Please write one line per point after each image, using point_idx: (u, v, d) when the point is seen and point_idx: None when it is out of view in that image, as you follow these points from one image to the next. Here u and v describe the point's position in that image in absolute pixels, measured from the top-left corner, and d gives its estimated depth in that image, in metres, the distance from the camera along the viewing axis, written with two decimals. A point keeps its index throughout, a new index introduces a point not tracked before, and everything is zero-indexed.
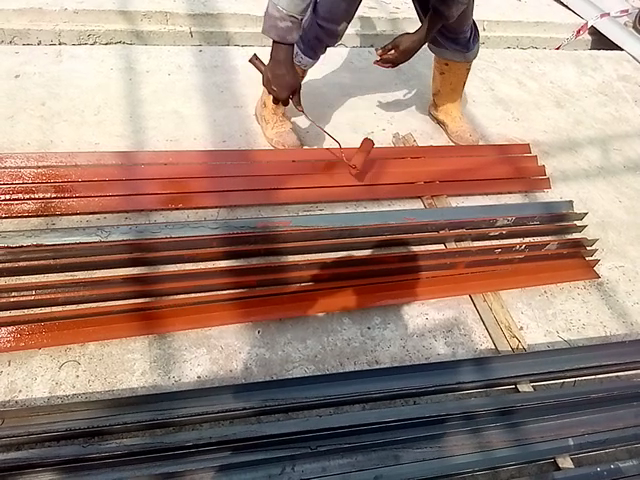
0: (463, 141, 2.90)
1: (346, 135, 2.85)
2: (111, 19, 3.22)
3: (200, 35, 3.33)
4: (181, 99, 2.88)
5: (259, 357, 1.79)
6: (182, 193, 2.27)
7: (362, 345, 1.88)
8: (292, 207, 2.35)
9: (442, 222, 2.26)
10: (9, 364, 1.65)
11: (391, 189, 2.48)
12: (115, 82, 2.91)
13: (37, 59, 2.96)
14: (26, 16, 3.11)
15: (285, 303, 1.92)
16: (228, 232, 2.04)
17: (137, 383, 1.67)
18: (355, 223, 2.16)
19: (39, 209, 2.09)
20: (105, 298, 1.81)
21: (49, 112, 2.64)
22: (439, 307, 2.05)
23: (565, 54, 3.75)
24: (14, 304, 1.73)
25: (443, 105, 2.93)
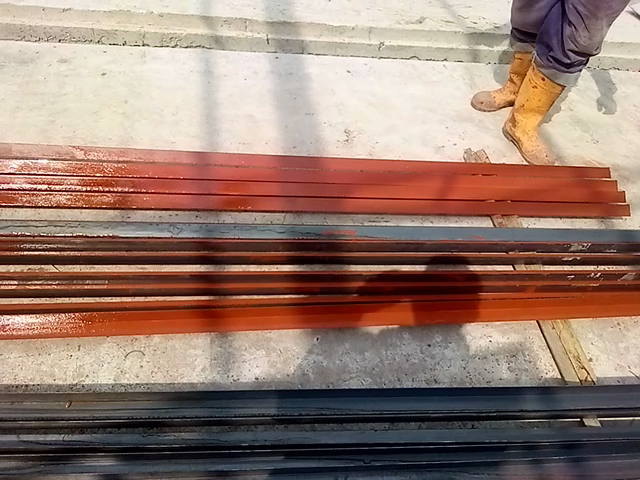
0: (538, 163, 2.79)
1: (416, 147, 2.82)
2: (193, 24, 3.33)
3: (276, 42, 3.37)
4: (255, 104, 2.94)
5: (317, 364, 1.79)
6: (251, 196, 2.30)
7: (421, 362, 1.84)
8: (358, 216, 2.35)
9: (513, 243, 2.17)
10: (78, 349, 1.72)
11: (459, 206, 2.43)
12: (193, 84, 3.01)
13: (123, 59, 3.12)
14: (115, 17, 3.26)
15: (345, 311, 1.90)
16: (294, 237, 2.04)
17: (197, 379, 1.70)
18: (421, 237, 2.11)
19: (116, 201, 2.18)
20: (172, 293, 1.86)
21: (131, 110, 2.75)
22: (503, 330, 1.98)
23: None
24: (87, 292, 1.80)
25: (522, 122, 2.83)
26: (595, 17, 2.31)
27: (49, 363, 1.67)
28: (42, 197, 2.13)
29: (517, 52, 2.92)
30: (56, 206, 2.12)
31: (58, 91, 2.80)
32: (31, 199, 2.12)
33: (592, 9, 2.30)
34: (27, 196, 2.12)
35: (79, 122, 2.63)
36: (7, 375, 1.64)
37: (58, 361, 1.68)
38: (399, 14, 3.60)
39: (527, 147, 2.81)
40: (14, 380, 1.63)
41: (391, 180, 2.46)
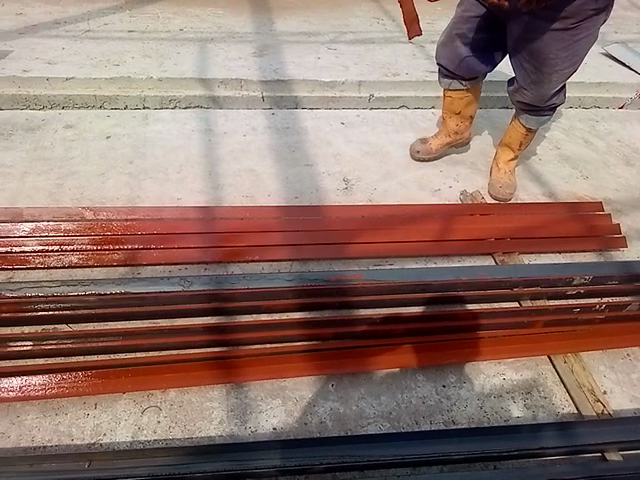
0: (500, 195, 2.82)
1: (414, 192, 2.89)
2: (191, 85, 3.46)
3: (271, 99, 3.51)
4: (255, 159, 3.03)
5: (334, 410, 1.78)
6: (257, 247, 2.34)
7: (438, 404, 1.84)
8: (363, 260, 2.38)
9: (516, 279, 2.18)
10: (95, 406, 1.72)
11: (460, 246, 2.46)
12: (196, 142, 3.11)
13: (127, 122, 3.24)
14: (116, 83, 3.39)
15: (358, 356, 1.91)
16: (302, 284, 2.06)
17: (215, 432, 1.69)
18: (428, 277, 2.13)
19: (126, 258, 2.22)
20: (186, 346, 1.87)
21: (137, 170, 2.83)
22: (516, 367, 2.00)
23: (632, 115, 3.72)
24: (102, 349, 1.82)
25: (499, 156, 2.89)
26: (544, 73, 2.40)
27: (66, 422, 1.67)
28: (54, 257, 2.17)
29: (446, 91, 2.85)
30: (69, 266, 2.16)
31: (64, 156, 2.89)
32: (44, 260, 2.16)
33: (541, 66, 2.38)
34: (39, 258, 2.16)
35: (86, 184, 2.70)
36: (25, 437, 1.63)
37: (75, 420, 1.68)
38: (384, 67, 3.77)
39: (497, 180, 2.85)
40: (32, 441, 1.62)
41: (392, 224, 2.51)
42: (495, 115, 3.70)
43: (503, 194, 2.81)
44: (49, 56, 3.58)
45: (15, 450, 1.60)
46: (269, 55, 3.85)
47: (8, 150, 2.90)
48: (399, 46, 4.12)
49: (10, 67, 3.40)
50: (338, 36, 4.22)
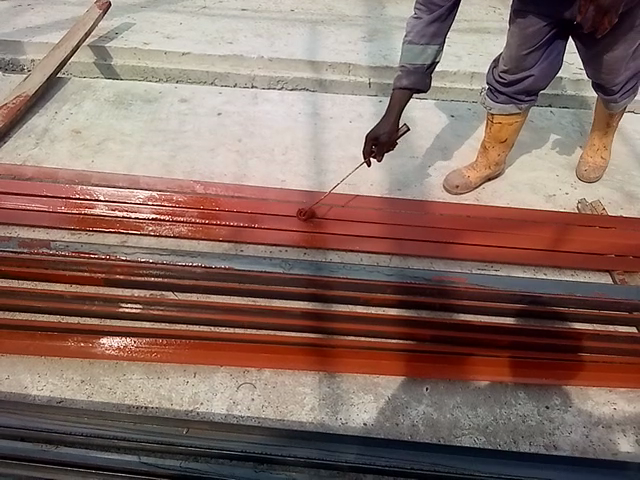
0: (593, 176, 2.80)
1: (525, 195, 2.73)
2: (299, 67, 3.46)
3: (378, 86, 3.43)
4: (360, 146, 2.98)
5: (427, 415, 1.72)
6: (357, 238, 2.31)
7: (539, 425, 1.72)
8: (466, 263, 2.28)
9: (637, 302, 2.02)
10: (194, 375, 1.77)
11: (574, 259, 2.29)
12: (302, 125, 3.11)
13: (236, 100, 3.29)
14: (229, 61, 3.46)
15: (456, 362, 1.84)
16: (402, 280, 2.03)
17: (306, 418, 1.68)
18: (537, 289, 2.03)
19: (231, 234, 2.26)
20: (284, 329, 1.88)
21: (244, 148, 2.88)
22: (629, 398, 1.82)
23: None
24: (204, 321, 1.87)
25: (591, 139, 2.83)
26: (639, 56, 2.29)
27: (167, 386, 1.73)
28: (166, 227, 2.26)
29: (495, 116, 2.56)
30: (177, 236, 2.23)
31: (178, 128, 2.99)
32: (156, 228, 2.25)
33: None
34: (152, 225, 2.25)
35: (197, 158, 2.78)
36: (129, 396, 1.70)
37: (175, 386, 1.73)
38: None
39: (585, 160, 2.84)
40: (135, 401, 1.69)
41: (499, 227, 2.39)
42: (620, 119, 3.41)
43: (600, 173, 2.81)
44: (167, 30, 3.70)
45: (119, 407, 1.67)
46: (379, 40, 3.76)
47: (128, 119, 3.04)
48: None
49: (133, 39, 3.55)
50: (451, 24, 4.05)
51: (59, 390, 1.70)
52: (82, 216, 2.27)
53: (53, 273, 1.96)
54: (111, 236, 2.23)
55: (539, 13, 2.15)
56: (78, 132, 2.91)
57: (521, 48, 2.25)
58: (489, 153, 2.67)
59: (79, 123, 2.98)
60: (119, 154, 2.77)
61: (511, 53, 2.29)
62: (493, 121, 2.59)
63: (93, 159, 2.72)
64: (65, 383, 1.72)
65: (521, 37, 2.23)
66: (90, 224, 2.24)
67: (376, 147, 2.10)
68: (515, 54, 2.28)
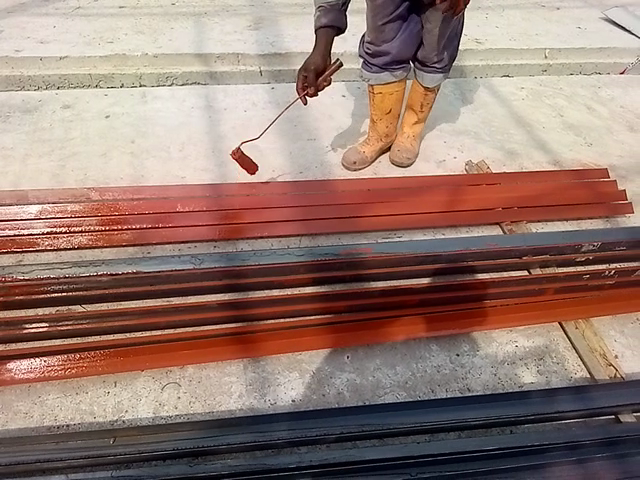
0: (399, 158, 2.80)
1: (420, 163, 2.88)
2: (187, 62, 3.40)
3: (269, 73, 3.45)
4: (258, 134, 3.00)
5: (350, 381, 1.80)
6: (265, 224, 2.34)
7: (453, 372, 1.86)
8: (372, 234, 2.38)
9: (525, 248, 2.19)
10: (115, 384, 1.73)
11: (469, 216, 2.46)
12: (198, 120, 3.07)
13: (125, 100, 3.20)
14: (111, 61, 3.33)
15: (373, 327, 1.93)
16: (313, 259, 2.06)
17: (235, 406, 1.71)
18: (438, 249, 2.13)
19: (136, 238, 2.21)
20: (203, 323, 1.88)
21: (139, 149, 2.81)
22: (528, 334, 2.01)
23: (630, 82, 3.79)
24: (118, 329, 1.83)
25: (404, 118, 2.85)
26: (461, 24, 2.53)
27: (87, 401, 1.68)
28: (63, 239, 2.17)
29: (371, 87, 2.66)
30: (78, 247, 2.16)
31: (65, 137, 2.86)
32: (53, 243, 2.16)
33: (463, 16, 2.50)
34: (49, 240, 2.16)
35: (89, 164, 2.68)
36: (47, 416, 1.64)
37: (96, 398, 1.69)
38: None
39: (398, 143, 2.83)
40: (55, 420, 1.64)
41: (397, 196, 2.51)
42: (496, 83, 3.66)
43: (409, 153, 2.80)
44: (39, 35, 3.50)
45: (39, 429, 1.61)
46: (265, 27, 3.77)
47: (7, 133, 2.86)
48: None
49: (2, 47, 3.32)
50: None
51: None
52: None
53: None
54: (6, 257, 2.12)
55: None
56: None
57: (377, 17, 2.36)
58: (379, 124, 2.77)
59: None
60: (2, 170, 2.61)
61: (373, 23, 2.40)
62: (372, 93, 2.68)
63: None
64: None
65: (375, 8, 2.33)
66: None
67: (313, 82, 2.26)
68: (375, 23, 2.39)
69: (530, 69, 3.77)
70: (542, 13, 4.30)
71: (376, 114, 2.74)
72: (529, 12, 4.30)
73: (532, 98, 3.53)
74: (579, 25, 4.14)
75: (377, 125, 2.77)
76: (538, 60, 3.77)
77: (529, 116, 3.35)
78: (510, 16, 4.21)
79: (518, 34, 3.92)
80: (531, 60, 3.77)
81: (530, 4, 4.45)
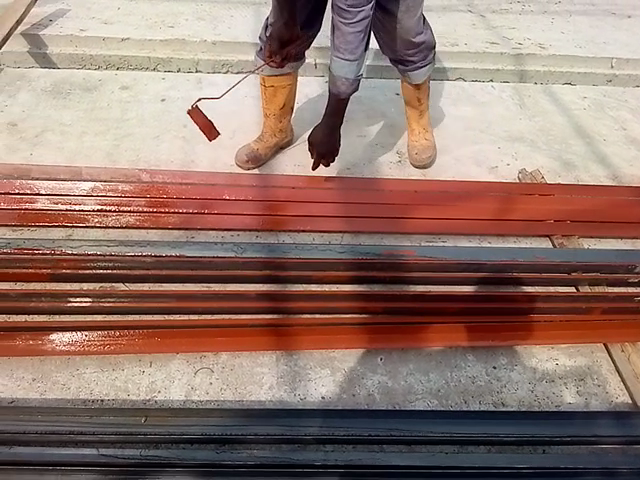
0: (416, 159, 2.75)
1: (470, 168, 2.83)
2: (245, 50, 3.42)
3: (324, 67, 3.36)
4: (309, 127, 2.99)
5: (382, 384, 1.78)
6: (308, 218, 2.33)
7: (488, 384, 1.81)
8: (415, 236, 2.34)
9: (575, 263, 2.13)
10: (150, 364, 1.77)
11: (518, 226, 2.39)
12: (250, 109, 3.08)
13: (181, 85, 3.25)
14: (171, 46, 3.39)
15: (410, 331, 1.89)
16: (354, 257, 2.08)
17: (265, 397, 1.71)
18: (482, 257, 2.12)
19: (182, 222, 2.25)
20: (240, 312, 1.89)
21: (190, 134, 2.84)
22: (570, 353, 1.94)
23: None
24: (157, 309, 1.86)
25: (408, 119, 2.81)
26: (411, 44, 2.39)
27: (122, 378, 1.72)
28: (112, 217, 2.22)
29: (267, 79, 2.56)
30: (125, 226, 2.20)
31: (120, 117, 2.93)
32: (102, 220, 2.21)
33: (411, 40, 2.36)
34: (98, 217, 2.21)
35: (142, 146, 2.73)
36: (83, 390, 1.69)
37: (131, 376, 1.73)
38: (442, 36, 3.65)
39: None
40: (90, 394, 1.68)
41: (444, 200, 2.46)
42: (557, 91, 3.53)
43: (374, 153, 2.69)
44: (104, 16, 3.58)
45: (75, 402, 1.66)
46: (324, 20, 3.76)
47: (67, 110, 2.95)
48: (458, 15, 3.98)
49: (68, 26, 3.42)
50: None
51: (9, 390, 1.67)
52: (24, 212, 2.20)
53: None
54: (56, 231, 2.18)
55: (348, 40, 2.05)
56: (14, 125, 2.81)
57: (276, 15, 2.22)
58: (270, 117, 2.66)
59: (15, 115, 2.87)
60: (59, 146, 2.69)
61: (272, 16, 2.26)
62: (267, 85, 2.58)
63: (32, 151, 2.64)
64: (15, 382, 1.69)
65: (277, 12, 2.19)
66: (33, 219, 2.18)
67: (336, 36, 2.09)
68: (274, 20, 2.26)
69: (594, 78, 3.62)
70: (612, 21, 4.12)
71: (277, 106, 2.63)
72: (599, 19, 4.13)
73: (594, 109, 3.39)
74: None
75: (270, 118, 2.66)
76: (603, 70, 3.62)
77: (589, 127, 3.22)
78: (577, 22, 4.05)
79: (584, 41, 3.77)
80: (595, 69, 3.62)
81: (600, 11, 4.27)
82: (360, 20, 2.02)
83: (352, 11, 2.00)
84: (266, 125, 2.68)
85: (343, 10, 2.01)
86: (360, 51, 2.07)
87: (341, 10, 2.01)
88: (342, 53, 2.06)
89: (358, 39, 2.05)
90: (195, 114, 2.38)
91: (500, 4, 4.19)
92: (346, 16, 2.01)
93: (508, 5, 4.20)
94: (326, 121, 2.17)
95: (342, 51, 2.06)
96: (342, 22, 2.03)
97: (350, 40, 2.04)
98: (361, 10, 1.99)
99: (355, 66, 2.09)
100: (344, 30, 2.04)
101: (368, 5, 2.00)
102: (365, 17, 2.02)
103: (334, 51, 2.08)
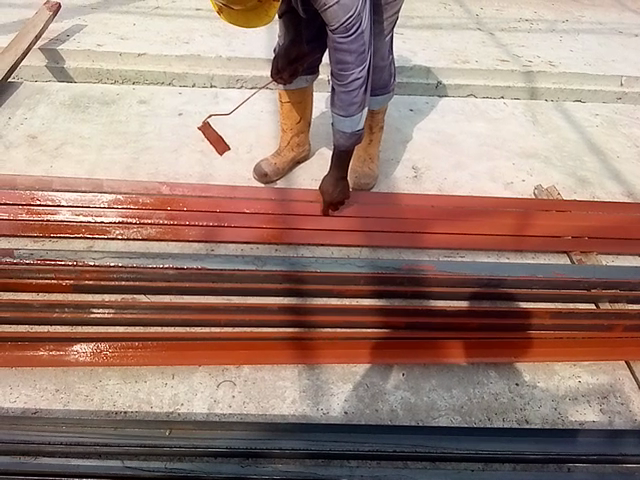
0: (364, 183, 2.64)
1: (485, 184, 2.84)
2: (259, 66, 3.45)
3: None
4: (324, 142, 3.01)
5: (405, 400, 1.77)
6: (326, 232, 2.34)
7: (511, 402, 1.80)
8: (433, 251, 2.35)
9: (595, 280, 2.11)
10: (173, 377, 1.77)
11: (536, 242, 2.40)
12: (265, 124, 3.11)
13: (198, 99, 3.28)
14: (186, 60, 3.42)
15: (430, 347, 1.88)
16: (375, 271, 2.05)
17: (288, 411, 1.71)
18: (503, 273, 2.09)
19: (202, 235, 2.26)
20: (262, 325, 1.89)
21: (207, 148, 2.87)
22: (592, 371, 1.93)
23: None
24: (179, 322, 1.86)
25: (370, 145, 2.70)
26: (384, 63, 2.33)
27: (145, 390, 1.72)
28: (133, 229, 2.23)
29: (283, 94, 2.58)
30: (146, 238, 2.22)
31: (138, 131, 2.96)
32: (124, 232, 2.23)
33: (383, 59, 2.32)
34: (119, 229, 2.23)
35: (160, 159, 2.76)
36: (106, 401, 1.69)
37: (153, 389, 1.73)
38: (454, 54, 3.69)
39: (354, 169, 2.67)
40: (113, 406, 1.68)
41: (462, 214, 2.46)
42: (568, 108, 3.56)
43: (371, 176, 2.65)
44: (121, 32, 3.63)
45: (98, 413, 1.66)
46: None
47: (85, 123, 2.98)
48: (468, 33, 4.02)
49: (85, 41, 3.46)
50: (405, 21, 4.13)
51: (33, 401, 1.67)
52: (45, 223, 2.21)
53: (18, 282, 1.90)
54: (77, 242, 2.20)
55: (340, 100, 1.98)
56: (34, 137, 2.84)
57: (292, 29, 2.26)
58: (286, 131, 2.67)
59: (34, 128, 2.90)
60: (79, 158, 2.72)
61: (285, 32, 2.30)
62: (283, 100, 2.60)
63: (52, 164, 2.66)
64: (39, 393, 1.69)
65: (294, 24, 2.24)
66: (55, 231, 2.19)
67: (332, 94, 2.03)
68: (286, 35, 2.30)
69: (604, 96, 3.64)
70: (620, 39, 4.16)
71: (293, 120, 2.65)
72: (607, 38, 4.17)
73: (606, 126, 3.41)
74: None
75: (286, 131, 2.67)
76: (614, 88, 3.64)
77: (602, 144, 3.24)
78: (585, 40, 4.09)
79: (594, 59, 3.80)
80: (606, 87, 3.64)
81: (608, 29, 4.31)
82: (352, 81, 1.93)
83: (343, 73, 1.92)
84: (283, 138, 2.68)
85: (335, 73, 1.93)
86: (356, 108, 1.99)
87: (334, 73, 1.94)
88: (338, 110, 2.01)
89: (353, 98, 1.96)
90: (206, 128, 2.84)
91: (509, 22, 4.24)
92: (339, 78, 1.94)
93: (517, 23, 4.25)
94: (333, 172, 2.21)
95: (336, 109, 2.00)
96: (337, 83, 1.96)
97: (345, 100, 1.97)
98: (351, 72, 1.91)
99: (353, 121, 2.02)
100: (338, 90, 1.97)
101: (360, 64, 1.90)
102: (358, 78, 1.93)
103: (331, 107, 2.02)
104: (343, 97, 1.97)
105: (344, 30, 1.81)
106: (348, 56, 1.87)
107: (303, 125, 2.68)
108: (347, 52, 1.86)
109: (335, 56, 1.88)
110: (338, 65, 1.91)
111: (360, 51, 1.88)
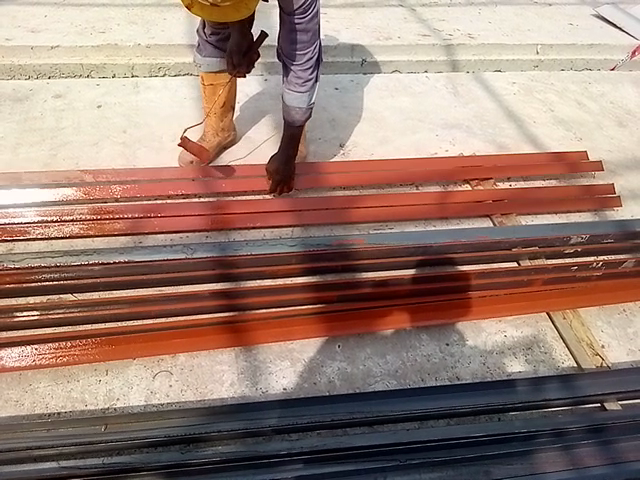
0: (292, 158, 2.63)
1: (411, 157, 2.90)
2: (181, 52, 3.37)
3: (263, 66, 3.35)
4: (250, 124, 2.99)
5: (341, 370, 1.82)
6: (255, 214, 2.34)
7: (442, 361, 1.88)
8: (363, 225, 2.40)
9: (515, 240, 2.21)
10: (107, 373, 1.74)
11: (461, 208, 2.48)
12: (188, 111, 3.05)
13: (117, 91, 3.18)
14: (103, 51, 3.27)
15: (364, 318, 1.94)
16: (305, 249, 2.07)
17: (227, 394, 1.73)
18: (429, 240, 2.15)
19: (128, 227, 2.22)
20: (195, 312, 1.89)
21: (131, 139, 2.80)
22: (517, 324, 2.04)
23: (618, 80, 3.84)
24: (108, 317, 1.83)
25: None
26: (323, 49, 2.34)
27: (79, 388, 1.69)
28: (54, 228, 2.16)
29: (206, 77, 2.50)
30: (69, 236, 2.15)
31: (55, 126, 2.85)
32: (44, 231, 2.15)
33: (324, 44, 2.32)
34: (39, 228, 2.15)
35: (81, 155, 2.67)
36: (38, 405, 1.65)
37: (87, 387, 1.70)
38: (376, 31, 3.72)
39: None
40: (45, 408, 1.65)
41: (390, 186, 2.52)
42: (488, 78, 3.68)
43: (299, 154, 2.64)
44: (30, 24, 3.45)
45: (30, 417, 1.62)
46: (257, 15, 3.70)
47: None
48: (390, 9, 4.06)
49: None
50: None
51: None
52: None
53: None
54: None
55: (296, 77, 2.11)
56: None
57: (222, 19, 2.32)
58: (211, 117, 2.61)
59: None
60: None
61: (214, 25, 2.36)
62: (206, 83, 2.53)
63: None
64: None
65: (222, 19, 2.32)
66: None
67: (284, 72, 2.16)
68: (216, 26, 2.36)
69: (522, 65, 3.78)
70: (535, 9, 4.31)
71: (217, 104, 2.59)
72: (523, 8, 4.31)
73: (523, 93, 3.55)
74: (571, 22, 4.17)
75: (211, 115, 2.61)
76: (530, 56, 3.78)
77: (520, 111, 3.37)
78: (502, 11, 4.22)
79: (511, 30, 3.93)
80: (523, 56, 3.78)
81: None
82: (306, 60, 2.09)
83: (297, 52, 2.07)
84: (207, 124, 2.62)
85: (289, 53, 2.09)
86: (311, 85, 2.12)
87: (288, 53, 2.09)
88: (293, 88, 2.12)
89: (308, 75, 2.11)
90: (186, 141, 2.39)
91: None
92: (294, 57, 2.09)
93: None
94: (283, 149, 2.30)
95: (293, 86, 2.12)
96: (291, 63, 2.11)
97: (301, 77, 2.11)
98: (306, 51, 2.07)
99: (309, 97, 2.15)
100: (293, 69, 2.11)
101: (313, 43, 2.08)
102: (311, 56, 2.09)
103: (286, 84, 2.14)
104: (299, 74, 2.10)
105: (302, 10, 1.98)
106: (304, 35, 2.03)
107: (226, 107, 2.63)
108: (303, 30, 2.02)
109: (291, 35, 2.04)
110: (293, 44, 2.06)
111: (314, 30, 2.05)
